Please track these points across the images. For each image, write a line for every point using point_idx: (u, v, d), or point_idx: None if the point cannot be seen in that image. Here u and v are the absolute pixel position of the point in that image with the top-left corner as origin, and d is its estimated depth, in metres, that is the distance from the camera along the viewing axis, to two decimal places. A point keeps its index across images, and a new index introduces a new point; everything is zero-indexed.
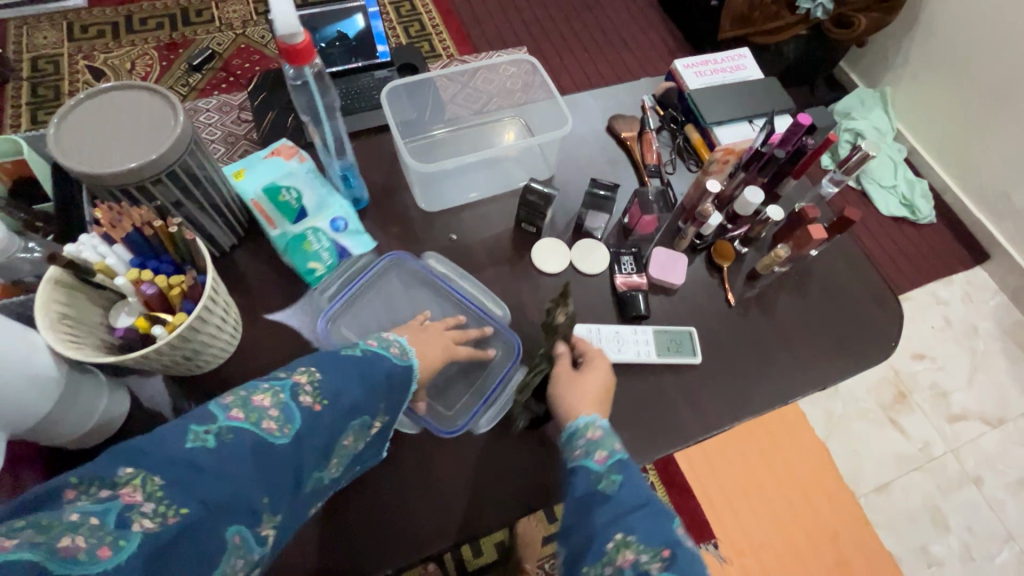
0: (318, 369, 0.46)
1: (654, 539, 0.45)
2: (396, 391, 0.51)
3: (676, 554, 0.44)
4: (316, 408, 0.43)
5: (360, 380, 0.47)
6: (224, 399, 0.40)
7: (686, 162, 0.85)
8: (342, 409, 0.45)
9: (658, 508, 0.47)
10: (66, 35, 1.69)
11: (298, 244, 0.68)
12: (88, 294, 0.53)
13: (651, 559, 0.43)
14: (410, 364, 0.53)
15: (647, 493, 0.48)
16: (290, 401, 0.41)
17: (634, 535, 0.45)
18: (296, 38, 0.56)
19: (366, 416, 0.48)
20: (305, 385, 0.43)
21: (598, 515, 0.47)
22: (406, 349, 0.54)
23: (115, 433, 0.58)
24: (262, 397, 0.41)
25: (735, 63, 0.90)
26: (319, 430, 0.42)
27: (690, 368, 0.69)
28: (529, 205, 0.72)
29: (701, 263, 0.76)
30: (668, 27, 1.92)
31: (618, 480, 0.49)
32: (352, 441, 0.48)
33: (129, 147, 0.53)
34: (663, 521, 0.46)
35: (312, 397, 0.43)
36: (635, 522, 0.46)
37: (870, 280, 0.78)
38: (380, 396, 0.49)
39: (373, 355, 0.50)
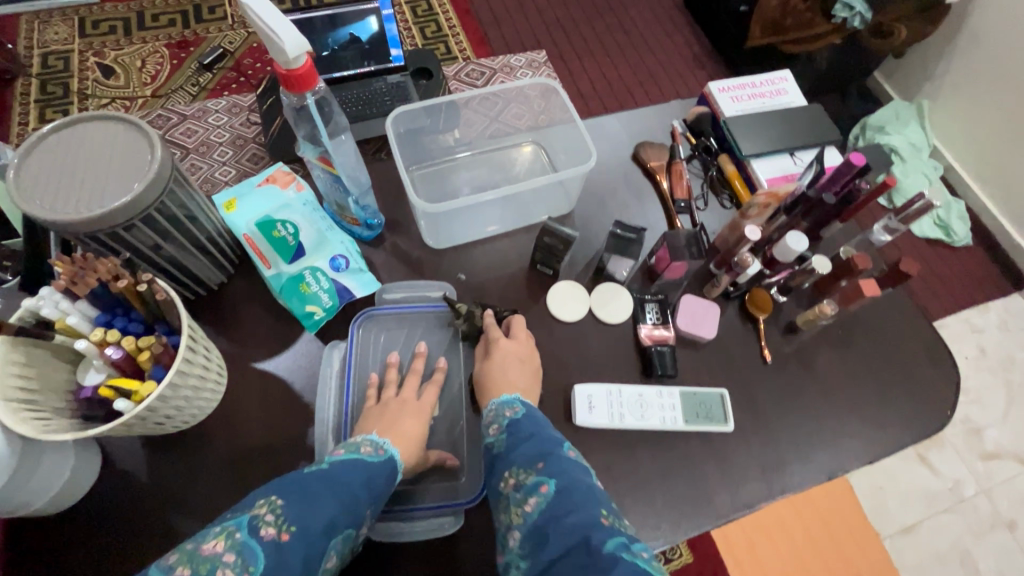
0: (280, 495, 0.40)
1: (528, 458, 0.48)
2: (378, 494, 0.46)
3: (548, 462, 0.47)
4: (280, 539, 0.38)
5: (331, 498, 0.42)
6: (167, 556, 0.34)
7: (720, 196, 0.78)
8: (313, 534, 0.40)
9: (541, 435, 0.50)
10: (76, 31, 1.65)
11: (294, 286, 0.61)
12: (51, 350, 0.47)
13: (527, 474, 0.47)
14: (387, 458, 0.49)
15: (531, 428, 0.51)
16: (248, 539, 0.37)
17: (512, 463, 0.49)
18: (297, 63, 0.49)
19: (348, 530, 0.43)
20: (266, 515, 0.38)
21: (495, 470, 0.50)
22: (379, 444, 0.50)
23: (82, 494, 0.53)
24: (213, 542, 0.36)
25: (775, 86, 0.82)
26: (290, 566, 0.37)
27: (719, 433, 0.61)
28: (545, 247, 0.65)
29: (733, 312, 0.69)
30: (696, 32, 1.83)
31: (504, 437, 0.51)
32: (335, 560, 0.42)
33: (98, 188, 0.47)
34: (547, 444, 0.49)
35: (275, 527, 0.38)
36: (514, 454, 0.49)
37: (922, 334, 0.70)
38: (359, 506, 0.44)
39: (344, 464, 0.46)
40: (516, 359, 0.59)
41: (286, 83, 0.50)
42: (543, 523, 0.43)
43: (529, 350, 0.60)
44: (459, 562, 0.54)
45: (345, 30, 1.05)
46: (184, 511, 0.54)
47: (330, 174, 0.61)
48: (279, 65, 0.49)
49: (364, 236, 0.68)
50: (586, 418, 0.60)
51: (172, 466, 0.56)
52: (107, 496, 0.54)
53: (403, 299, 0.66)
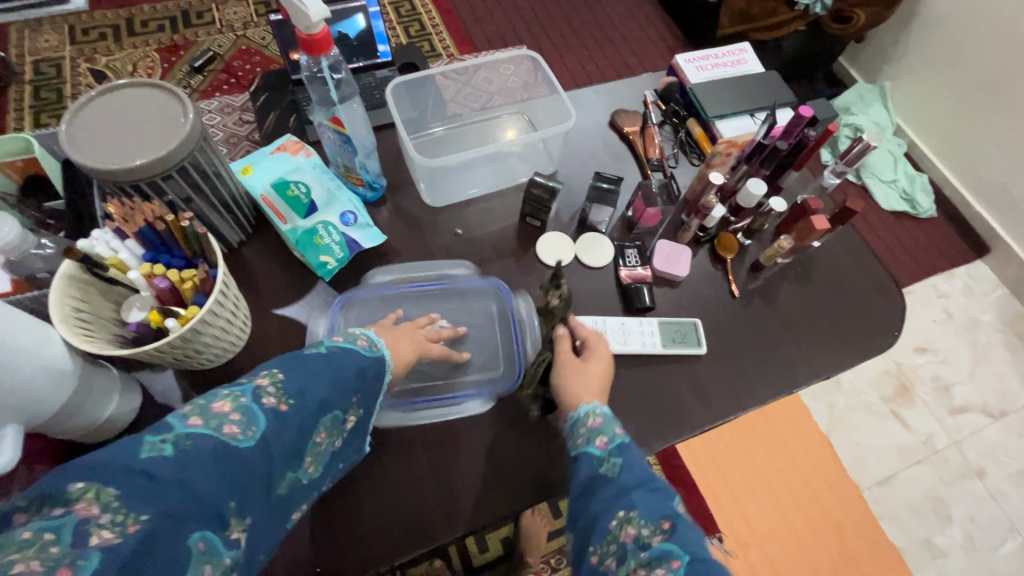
0: (281, 371, 0.45)
1: (653, 512, 0.46)
2: (366, 386, 0.52)
3: (676, 525, 0.45)
4: (280, 409, 0.42)
5: (324, 379, 0.47)
6: (182, 409, 0.39)
7: (688, 156, 0.86)
8: (308, 408, 0.45)
9: (658, 482, 0.49)
10: (67, 38, 1.70)
11: (309, 238, 0.68)
12: (101, 289, 0.54)
13: (652, 532, 0.44)
14: (380, 356, 0.54)
15: (645, 468, 0.50)
16: (252, 404, 0.41)
17: (633, 508, 0.46)
18: (312, 29, 0.55)
19: (336, 412, 0.48)
20: (267, 387, 0.43)
21: (602, 496, 0.49)
22: (374, 341, 0.55)
23: (127, 425, 0.59)
24: (222, 402, 0.40)
25: (735, 57, 0.90)
26: (287, 429, 0.42)
27: (695, 358, 0.69)
28: (534, 199, 0.72)
29: (704, 256, 0.77)
30: (667, 24, 1.93)
31: (619, 463, 0.50)
32: (325, 437, 0.48)
33: (140, 144, 0.53)
34: (667, 499, 0.47)
35: (275, 398, 0.43)
36: (630, 493, 0.47)
37: (873, 271, 0.78)
38: (350, 391, 0.49)
39: (339, 351, 0.50)
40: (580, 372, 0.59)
41: (307, 48, 0.57)
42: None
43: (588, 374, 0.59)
44: (468, 472, 0.61)
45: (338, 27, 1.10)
46: None
47: (340, 136, 0.67)
48: (299, 30, 0.56)
49: (368, 197, 0.75)
50: None
51: None
52: (149, 428, 0.60)
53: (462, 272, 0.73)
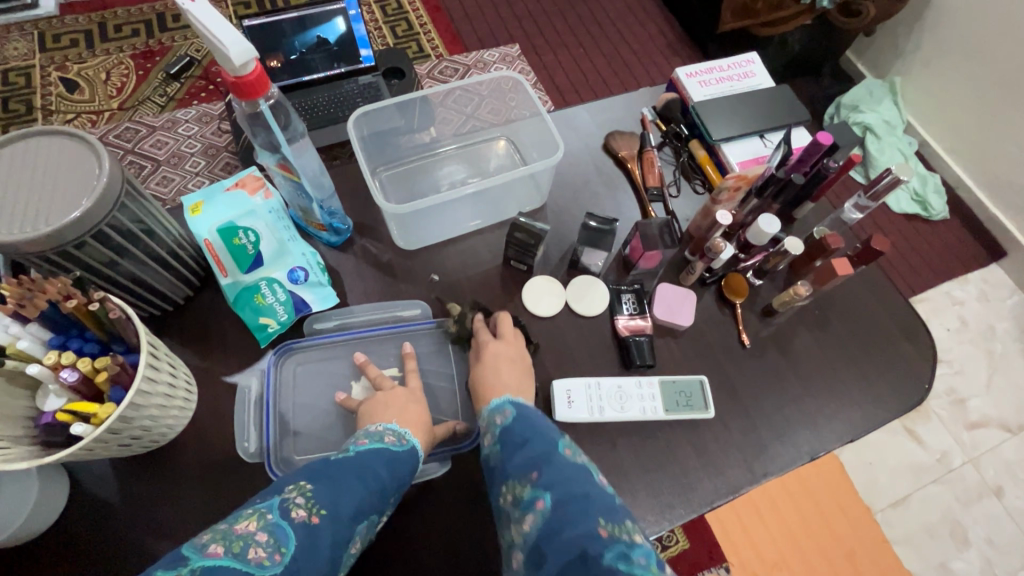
0: (308, 481, 0.42)
1: (522, 468, 0.46)
2: (401, 483, 0.47)
3: (543, 472, 0.45)
4: (310, 522, 0.39)
5: (357, 482, 0.43)
6: (200, 537, 0.36)
7: (692, 182, 0.77)
8: (341, 518, 0.41)
9: (535, 438, 0.48)
10: (37, 45, 1.61)
11: (249, 297, 0.61)
12: (6, 376, 0.46)
13: (523, 487, 0.45)
14: (410, 448, 0.50)
15: (523, 431, 0.49)
16: (279, 520, 0.38)
17: (508, 477, 0.47)
18: (240, 71, 0.46)
19: (372, 518, 0.44)
20: (295, 499, 0.40)
21: (493, 479, 0.49)
22: (401, 433, 0.50)
23: (51, 520, 0.52)
24: (246, 522, 0.37)
25: (742, 69, 0.81)
26: (320, 549, 0.38)
27: (700, 419, 0.61)
28: (517, 242, 0.64)
29: (710, 299, 0.69)
30: (667, 18, 1.83)
31: (498, 447, 0.49)
32: (359, 548, 0.44)
33: (45, 207, 0.45)
34: (543, 450, 0.47)
35: (305, 510, 0.39)
36: (508, 466, 0.47)
37: (897, 310, 0.70)
38: (384, 493, 0.45)
39: (368, 452, 0.47)
40: (507, 358, 0.57)
41: (238, 92, 0.48)
42: (540, 543, 0.41)
43: (519, 348, 0.59)
44: (443, 566, 0.53)
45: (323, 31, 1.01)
46: (159, 533, 0.53)
47: (292, 181, 0.60)
48: (227, 72, 0.47)
49: (332, 241, 0.67)
50: (565, 412, 0.59)
51: (145, 487, 0.54)
52: (76, 522, 0.52)
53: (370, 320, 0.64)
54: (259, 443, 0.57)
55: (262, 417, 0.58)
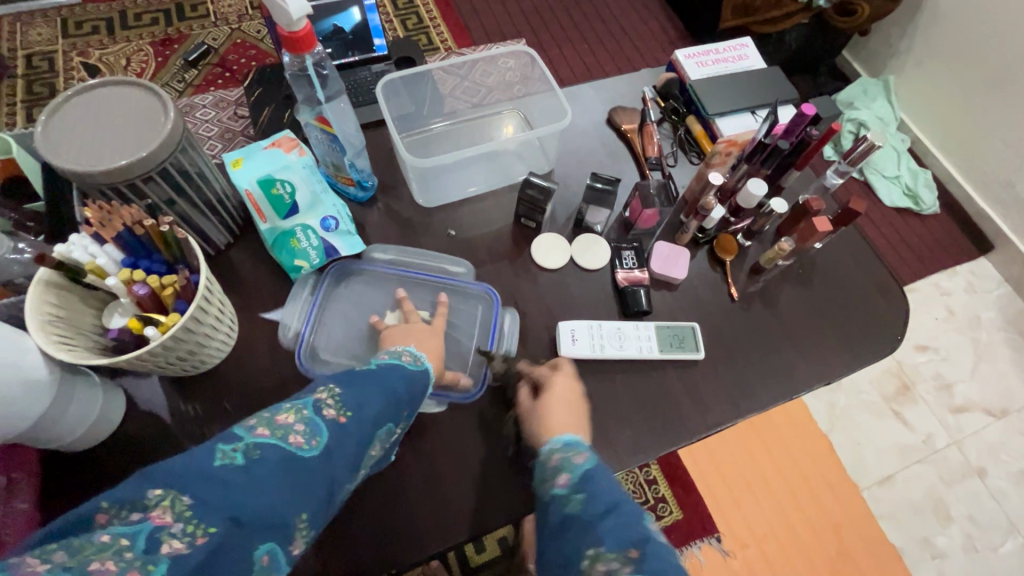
0: (338, 385, 0.45)
1: (620, 542, 0.42)
2: (416, 399, 0.51)
3: (644, 551, 0.41)
4: (339, 421, 0.42)
5: (380, 391, 0.47)
6: (248, 420, 0.39)
7: (688, 155, 0.84)
8: (366, 419, 0.44)
9: (627, 508, 0.45)
10: (60, 31, 1.67)
11: (286, 240, 0.67)
12: (80, 294, 0.52)
13: (621, 564, 0.40)
14: (424, 370, 0.54)
15: (614, 494, 0.47)
16: (314, 416, 0.41)
17: (599, 544, 0.42)
18: (293, 26, 0.53)
19: (390, 425, 0.47)
20: (327, 399, 0.43)
21: (569, 537, 0.45)
22: (417, 356, 0.55)
23: (110, 433, 0.58)
24: (285, 414, 0.40)
25: (736, 52, 0.88)
26: (348, 442, 0.42)
27: (692, 362, 0.68)
28: (528, 200, 0.71)
29: (703, 257, 0.75)
30: (668, 16, 1.90)
31: (581, 499, 0.47)
32: (378, 451, 0.47)
33: (118, 145, 0.52)
34: (635, 521, 0.44)
35: (335, 411, 0.42)
36: (600, 529, 0.43)
37: (875, 273, 0.77)
38: (402, 404, 0.49)
39: (391, 367, 0.50)
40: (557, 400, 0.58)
41: (291, 47, 0.55)
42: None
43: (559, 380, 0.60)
44: (459, 479, 0.60)
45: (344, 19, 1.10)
46: None
47: (327, 135, 0.66)
48: (281, 27, 0.53)
49: (356, 198, 0.74)
50: (569, 349, 0.65)
51: (193, 408, 0.60)
52: (131, 437, 0.58)
53: (417, 265, 0.72)
54: (294, 345, 0.65)
55: (303, 325, 0.66)
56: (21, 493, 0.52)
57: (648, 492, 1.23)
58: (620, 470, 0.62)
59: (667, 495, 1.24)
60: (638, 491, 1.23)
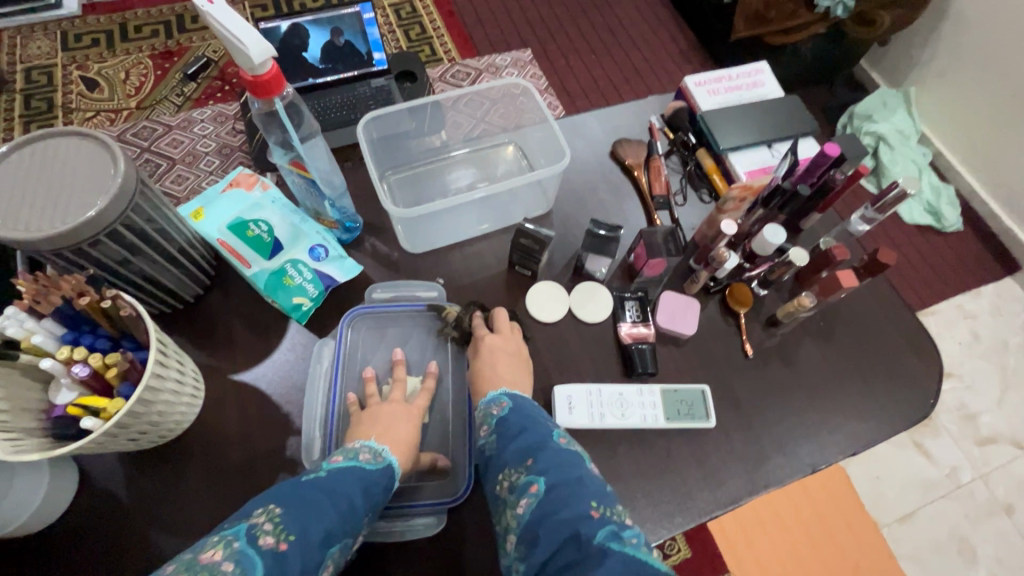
0: (278, 503, 0.40)
1: (518, 456, 0.48)
2: (375, 502, 0.46)
3: (538, 458, 0.47)
4: (279, 549, 0.38)
5: (328, 505, 0.42)
6: (163, 569, 0.34)
7: (698, 191, 0.77)
8: (312, 543, 0.40)
9: (530, 429, 0.50)
10: (59, 45, 1.64)
11: (278, 281, 0.62)
12: (22, 369, 0.47)
13: (520, 472, 0.47)
14: (386, 466, 0.49)
15: (521, 424, 0.50)
16: (247, 548, 0.36)
17: (504, 464, 0.48)
18: (257, 70, 0.47)
19: (345, 541, 0.43)
20: (263, 525, 0.38)
21: (489, 471, 0.50)
22: (378, 450, 0.50)
23: (59, 515, 0.53)
24: (211, 550, 0.35)
25: (751, 79, 0.82)
26: (289, 575, 0.37)
27: (702, 429, 0.61)
28: (522, 248, 0.65)
29: (714, 308, 0.69)
30: (679, 25, 1.83)
31: (494, 437, 0.50)
32: (332, 570, 0.42)
33: (62, 205, 0.46)
34: (539, 441, 0.49)
35: (273, 536, 0.38)
36: (506, 454, 0.49)
37: (904, 323, 0.70)
38: (357, 514, 0.44)
39: (341, 471, 0.46)
40: (505, 353, 0.58)
41: (253, 91, 0.49)
42: (537, 523, 0.43)
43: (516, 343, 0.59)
44: (441, 568, 0.53)
45: (342, 35, 1.03)
46: (164, 528, 0.53)
47: (306, 179, 0.61)
48: (244, 71, 0.48)
49: (344, 238, 0.68)
50: (566, 419, 0.59)
51: (152, 484, 0.55)
52: (82, 517, 0.53)
53: (392, 299, 0.66)
54: (370, 302, 0.65)
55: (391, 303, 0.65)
56: None
57: None
58: None
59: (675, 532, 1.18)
60: None
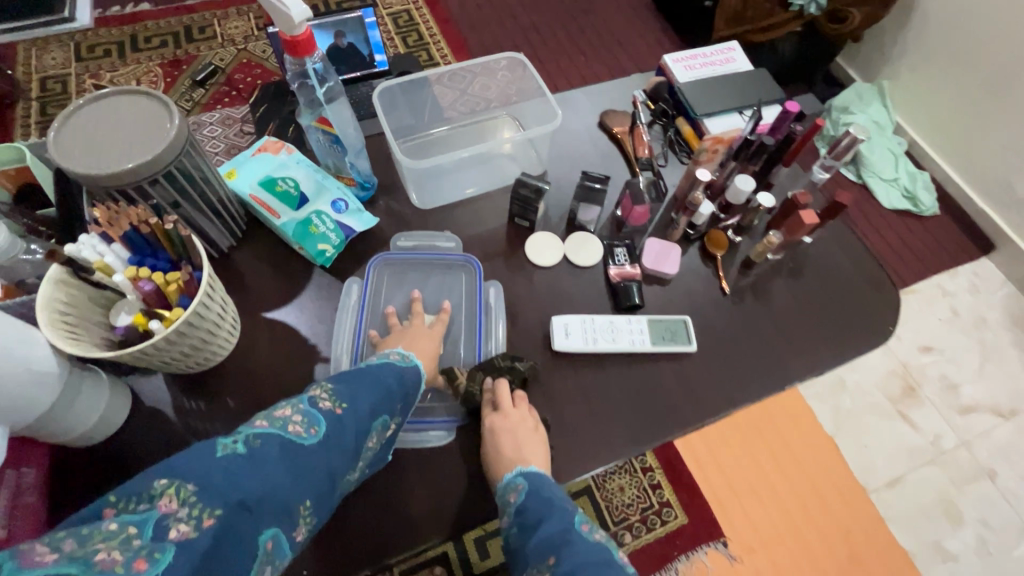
0: (331, 383, 0.50)
1: (542, 554, 0.51)
2: (410, 392, 0.55)
3: (561, 556, 0.50)
4: (335, 412, 0.47)
5: (373, 386, 0.51)
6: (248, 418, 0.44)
7: (678, 154, 0.86)
8: (362, 412, 0.49)
9: (551, 518, 0.52)
10: (73, 55, 1.73)
11: (304, 229, 0.69)
12: (89, 293, 0.54)
13: (545, 573, 0.50)
14: (413, 367, 0.56)
15: (539, 513, 0.53)
16: (310, 408, 0.46)
17: (529, 563, 0.51)
18: (294, 31, 0.55)
19: (387, 416, 0.52)
20: (321, 395, 0.48)
21: (515, 560, 0.53)
22: (406, 355, 0.57)
23: (115, 430, 0.59)
24: (283, 410, 0.45)
25: (724, 55, 0.91)
26: (345, 430, 0.47)
27: (685, 355, 0.69)
28: (521, 199, 0.72)
29: (695, 253, 0.77)
30: (663, 27, 1.94)
31: (516, 530, 0.53)
32: (378, 441, 0.51)
33: (125, 149, 0.54)
34: (560, 532, 0.51)
35: (329, 403, 0.48)
36: (529, 549, 0.51)
37: (866, 265, 0.78)
38: (396, 397, 0.53)
39: (381, 364, 0.55)
40: (516, 427, 0.59)
41: (290, 49, 0.57)
42: None
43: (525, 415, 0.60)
44: (454, 469, 0.60)
45: (346, 37, 1.14)
46: (210, 441, 0.60)
47: (329, 136, 0.68)
48: (283, 33, 0.56)
49: (361, 196, 0.75)
50: (564, 344, 0.67)
51: (196, 405, 0.62)
52: (135, 433, 0.60)
53: (413, 247, 0.74)
54: (394, 249, 0.73)
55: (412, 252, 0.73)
56: (28, 489, 0.53)
57: (652, 498, 1.22)
58: (616, 460, 0.62)
59: (672, 500, 1.23)
60: (642, 497, 1.22)
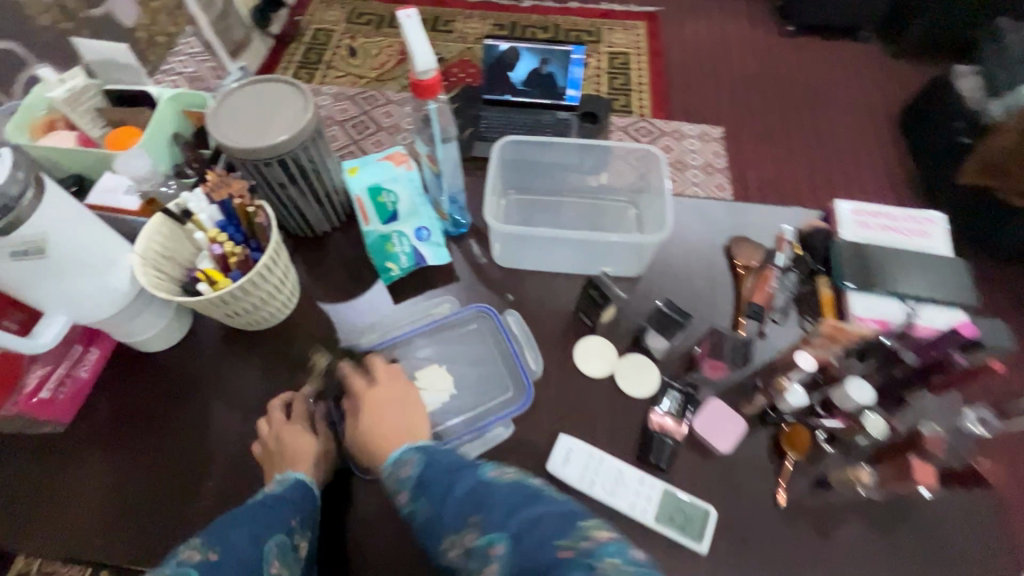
0: (200, 536, 0.48)
1: (457, 514, 0.47)
2: (306, 509, 0.53)
3: (479, 510, 0.46)
4: (209, 559, 0.45)
5: (251, 521, 0.49)
6: None
7: (803, 316, 0.71)
8: (238, 547, 0.47)
9: (457, 477, 0.50)
10: (344, 17, 1.96)
11: (381, 244, 0.72)
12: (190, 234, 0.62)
13: (469, 535, 0.46)
14: (296, 481, 0.54)
15: (441, 478, 0.50)
16: (176, 567, 0.44)
17: (446, 533, 0.47)
18: (422, 75, 0.57)
19: (280, 537, 0.50)
20: (189, 550, 0.46)
21: (431, 541, 0.49)
22: (285, 475, 0.55)
23: (165, 347, 0.68)
24: None
25: (915, 225, 0.74)
26: None
27: (688, 549, 0.57)
28: (588, 297, 0.68)
29: (763, 439, 0.63)
30: (899, 151, 1.66)
31: (419, 502, 0.50)
32: (280, 568, 0.49)
33: (255, 131, 0.61)
34: (463, 488, 0.48)
35: (200, 552, 0.46)
36: (443, 519, 0.48)
37: (995, 562, 0.57)
38: (283, 517, 0.51)
39: (258, 497, 0.52)
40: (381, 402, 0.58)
41: (415, 91, 0.59)
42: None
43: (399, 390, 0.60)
44: (393, 534, 0.58)
45: (548, 65, 1.18)
46: (222, 393, 0.66)
47: (433, 173, 0.72)
48: (411, 74, 0.59)
49: (450, 231, 0.77)
50: (558, 470, 0.60)
51: (228, 356, 0.68)
52: (176, 357, 0.68)
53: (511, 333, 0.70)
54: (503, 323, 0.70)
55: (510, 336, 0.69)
56: (85, 364, 0.65)
57: None
58: None
59: None
60: None
